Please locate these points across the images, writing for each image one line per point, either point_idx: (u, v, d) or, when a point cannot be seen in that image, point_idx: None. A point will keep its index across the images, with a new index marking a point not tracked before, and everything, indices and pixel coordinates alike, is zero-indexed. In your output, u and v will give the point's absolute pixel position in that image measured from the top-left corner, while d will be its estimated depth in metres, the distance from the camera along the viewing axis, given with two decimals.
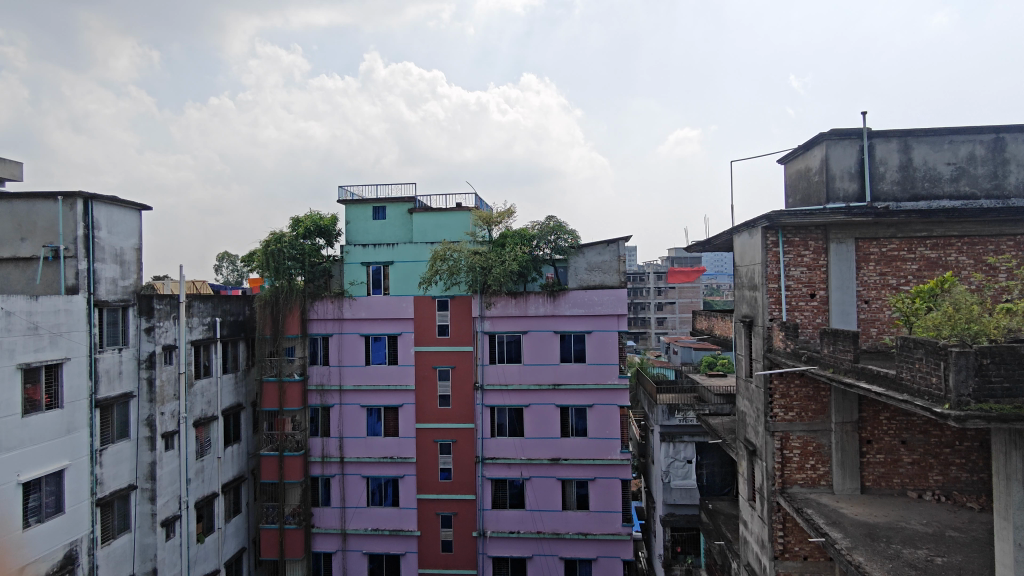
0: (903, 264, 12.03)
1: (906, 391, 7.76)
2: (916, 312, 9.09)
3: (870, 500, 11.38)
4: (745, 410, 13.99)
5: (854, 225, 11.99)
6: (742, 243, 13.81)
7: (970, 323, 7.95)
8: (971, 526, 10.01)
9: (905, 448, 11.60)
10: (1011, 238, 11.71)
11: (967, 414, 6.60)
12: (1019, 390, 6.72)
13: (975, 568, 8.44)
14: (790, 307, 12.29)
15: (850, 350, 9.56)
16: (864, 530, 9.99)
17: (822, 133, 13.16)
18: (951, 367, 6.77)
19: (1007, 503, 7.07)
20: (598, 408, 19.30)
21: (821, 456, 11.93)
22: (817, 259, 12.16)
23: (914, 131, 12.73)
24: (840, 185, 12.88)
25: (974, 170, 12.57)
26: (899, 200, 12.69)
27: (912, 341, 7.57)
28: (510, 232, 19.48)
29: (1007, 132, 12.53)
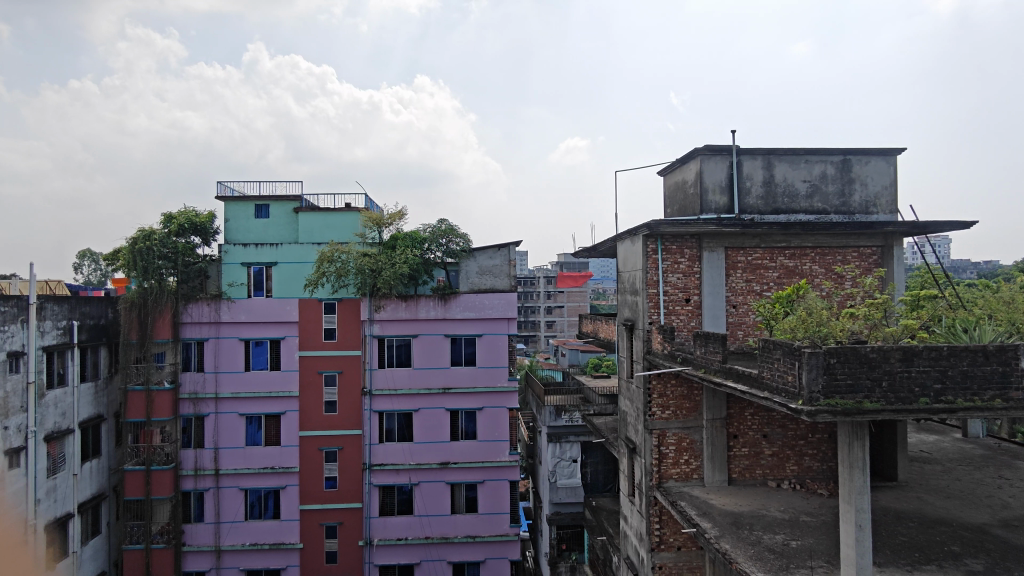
0: (766, 272, 13.10)
1: (767, 389, 8.44)
2: (776, 316, 9.96)
3: (736, 491, 12.24)
4: (625, 409, 14.63)
5: (724, 235, 12.87)
6: (625, 250, 14.42)
7: (820, 326, 8.76)
8: (821, 511, 11.03)
9: (766, 442, 12.61)
10: (854, 249, 13.16)
11: (817, 409, 7.29)
12: (860, 386, 7.49)
13: (824, 549, 9.30)
14: (667, 311, 12.98)
15: (720, 352, 10.25)
16: (730, 519, 10.73)
17: (696, 148, 13.95)
18: (804, 366, 7.42)
19: (850, 489, 7.82)
20: (488, 411, 19.47)
21: (693, 451, 12.70)
22: (691, 265, 12.97)
23: (776, 150, 13.85)
24: (712, 198, 13.72)
25: (825, 188, 13.90)
26: (763, 213, 13.78)
27: (771, 343, 8.23)
28: (401, 234, 19.31)
29: (852, 154, 13.97)
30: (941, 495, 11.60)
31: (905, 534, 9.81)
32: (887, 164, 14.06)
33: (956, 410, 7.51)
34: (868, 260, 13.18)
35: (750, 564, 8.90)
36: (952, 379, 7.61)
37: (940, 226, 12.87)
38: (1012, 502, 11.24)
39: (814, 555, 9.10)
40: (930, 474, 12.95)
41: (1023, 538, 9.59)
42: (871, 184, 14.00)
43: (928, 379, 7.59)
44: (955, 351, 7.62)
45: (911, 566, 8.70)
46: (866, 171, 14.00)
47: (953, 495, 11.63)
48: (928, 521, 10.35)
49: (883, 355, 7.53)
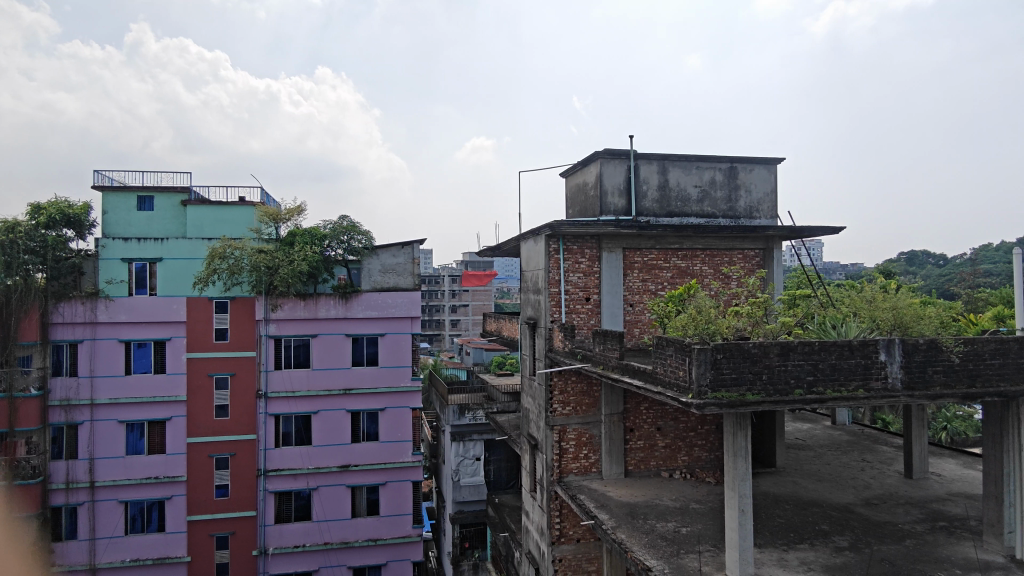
0: (660, 272, 13.72)
1: (660, 384, 8.83)
2: (669, 314, 10.44)
3: (631, 482, 12.74)
4: (528, 406, 14.86)
5: (622, 236, 13.33)
6: (528, 250, 14.64)
7: (708, 323, 9.24)
8: (708, 497, 11.71)
9: (660, 434, 13.21)
10: (739, 251, 14.06)
11: (705, 402, 7.70)
12: (743, 379, 8.00)
13: (710, 534, 9.87)
14: (568, 309, 13.29)
15: (617, 349, 10.61)
16: (626, 509, 11.14)
17: (596, 151, 14.30)
18: (694, 362, 7.83)
19: (733, 475, 8.31)
20: (391, 412, 19.18)
21: (592, 445, 13.09)
22: (591, 266, 13.36)
23: (670, 156, 14.49)
24: (611, 200, 14.14)
25: (714, 193, 14.72)
26: (657, 216, 14.40)
27: (664, 340, 8.64)
28: (300, 230, 18.64)
29: (738, 162, 14.89)
30: (814, 478, 12.63)
31: (782, 516, 10.58)
32: (768, 172, 15.10)
33: (825, 399, 8.17)
34: (751, 261, 14.13)
35: (644, 552, 9.28)
36: (822, 371, 8.28)
37: (813, 231, 13.98)
38: (873, 482, 12.40)
39: (702, 540, 9.64)
40: (804, 459, 14.06)
41: (881, 515, 10.61)
42: (754, 191, 14.98)
43: (802, 372, 8.20)
44: (825, 346, 8.29)
45: (787, 545, 9.38)
46: (750, 179, 14.97)
47: (824, 478, 12.67)
48: (802, 502, 11.23)
49: (763, 350, 8.08)
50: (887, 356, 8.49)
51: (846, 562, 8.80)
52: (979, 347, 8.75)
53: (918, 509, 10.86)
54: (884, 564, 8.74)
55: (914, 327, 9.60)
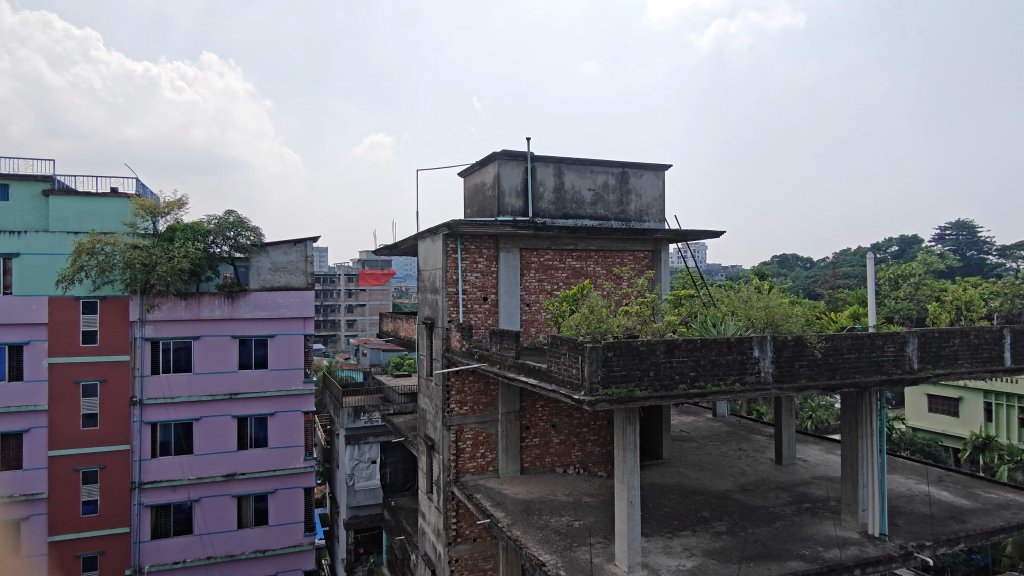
0: (556, 272, 14.04)
1: (554, 381, 9.04)
2: (563, 314, 10.67)
3: (527, 479, 12.94)
4: (425, 407, 14.72)
5: (519, 237, 13.51)
6: (426, 249, 14.48)
7: (600, 322, 9.49)
8: (599, 491, 12.12)
9: (554, 430, 13.52)
10: (630, 253, 14.66)
11: (596, 398, 7.95)
12: (632, 376, 8.32)
13: (601, 526, 10.21)
14: (466, 309, 13.30)
15: (513, 348, 10.73)
16: (521, 506, 11.30)
17: (494, 152, 14.39)
18: (586, 360, 8.05)
19: (623, 468, 8.61)
20: (281, 416, 18.42)
21: (489, 444, 13.18)
22: (489, 266, 13.44)
23: (565, 159, 14.84)
24: (508, 201, 14.27)
25: (607, 196, 15.24)
26: (554, 217, 14.69)
27: (558, 339, 8.83)
28: (180, 225, 17.45)
29: (629, 167, 15.52)
30: (696, 468, 13.37)
31: (668, 505, 11.11)
32: (657, 178, 15.86)
33: (706, 393, 8.66)
34: (640, 263, 14.77)
35: (538, 548, 9.45)
36: (704, 367, 8.78)
37: (697, 235, 14.82)
38: (748, 470, 13.30)
39: (593, 532, 9.95)
40: (688, 451, 14.84)
41: (755, 499, 11.40)
42: (644, 195, 15.67)
43: (685, 368, 8.66)
44: (706, 343, 8.80)
45: (671, 533, 9.87)
46: (641, 184, 15.64)
47: (705, 467, 13.44)
48: (685, 491, 11.85)
49: (650, 348, 8.44)
50: (761, 352, 9.13)
51: (724, 545, 9.38)
52: (838, 342, 9.61)
53: (787, 493, 11.76)
54: (758, 545, 9.39)
55: (784, 325, 10.38)
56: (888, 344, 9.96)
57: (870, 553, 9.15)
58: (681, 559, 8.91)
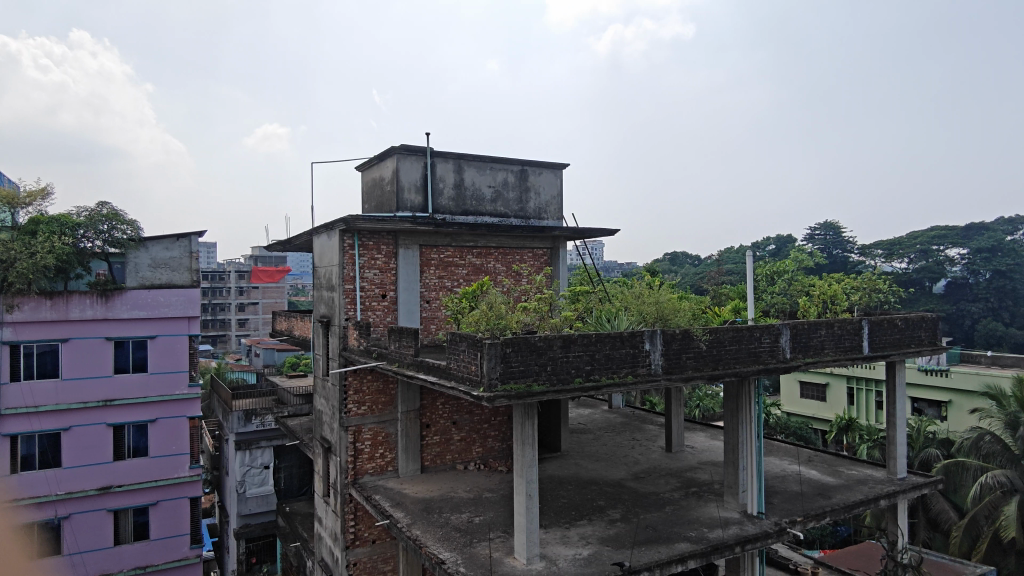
0: (456, 269, 14.00)
1: (453, 379, 9.03)
2: (462, 311, 10.64)
3: (427, 478, 12.83)
4: (321, 408, 14.25)
5: (418, 233, 13.36)
6: (322, 245, 14.00)
7: (500, 319, 9.53)
8: (499, 486, 12.24)
9: (455, 427, 13.50)
10: (529, 250, 14.89)
11: (495, 394, 7.99)
12: (530, 371, 8.44)
13: (501, 521, 10.30)
14: (363, 307, 12.98)
15: (412, 346, 10.61)
16: (421, 505, 11.20)
17: (392, 146, 14.11)
18: (485, 356, 8.08)
19: (521, 463, 8.71)
20: (163, 423, 17.31)
21: (388, 444, 12.96)
22: (388, 262, 13.19)
23: (465, 156, 14.81)
24: (408, 196, 14.04)
25: (507, 194, 15.37)
26: (453, 214, 14.61)
27: (457, 336, 8.82)
28: (44, 217, 15.90)
29: (528, 166, 15.73)
30: (593, 459, 13.80)
31: (565, 496, 11.38)
32: (555, 177, 16.19)
33: (600, 386, 8.95)
34: (539, 259, 15.05)
35: (438, 546, 9.40)
36: (598, 361, 9.05)
37: (593, 233, 15.27)
38: (641, 458, 13.88)
39: (493, 527, 10.02)
40: (585, 442, 15.29)
41: (647, 486, 11.92)
42: (542, 193, 15.94)
43: (581, 362, 8.88)
44: (601, 338, 9.08)
45: (568, 523, 10.12)
46: (539, 182, 15.90)
47: (600, 457, 13.89)
48: (582, 482, 12.20)
49: (547, 343, 8.60)
50: (651, 345, 9.54)
51: (618, 532, 9.74)
52: (721, 335, 10.21)
53: (676, 479, 12.38)
54: (649, 530, 9.84)
55: (673, 319, 10.89)
56: (764, 336, 10.71)
57: (750, 531, 9.81)
58: (578, 548, 9.17)
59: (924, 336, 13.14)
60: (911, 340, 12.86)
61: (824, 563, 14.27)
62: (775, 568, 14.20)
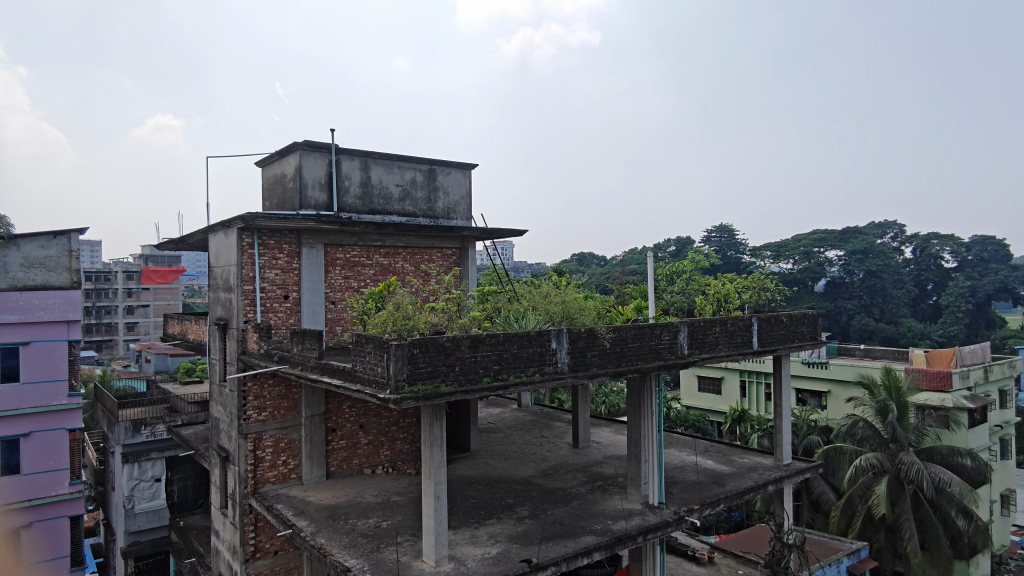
0: (362, 269, 13.70)
1: (359, 381, 8.82)
2: (369, 312, 10.43)
3: (333, 484, 12.48)
4: (217, 415, 13.55)
5: (323, 232, 12.97)
6: (218, 244, 13.31)
7: (406, 320, 9.39)
8: (407, 489, 12.09)
9: (362, 431, 13.22)
10: (438, 250, 14.81)
11: (402, 396, 7.86)
12: (437, 372, 8.39)
13: (409, 524, 10.18)
14: (264, 308, 12.46)
15: (316, 348, 10.30)
16: (326, 512, 10.87)
17: (295, 142, 13.60)
18: (392, 357, 7.94)
19: (429, 464, 8.64)
20: (38, 437, 15.88)
21: (291, 451, 12.48)
22: (290, 262, 12.71)
23: (371, 153, 14.50)
24: (311, 193, 13.59)
25: (415, 193, 15.19)
26: (360, 212, 14.28)
27: (363, 337, 8.63)
28: None
29: (436, 165, 15.62)
30: (502, 457, 13.90)
31: (475, 496, 11.40)
32: (464, 177, 16.17)
33: (508, 385, 9.02)
34: (448, 260, 15.00)
35: (344, 553, 9.16)
36: (506, 360, 9.12)
37: (502, 233, 15.37)
38: (549, 455, 14.11)
39: (401, 531, 9.88)
40: (494, 441, 15.37)
41: (554, 482, 12.15)
42: (451, 193, 15.88)
43: (489, 362, 8.92)
44: (508, 337, 9.15)
45: (477, 523, 10.13)
46: (448, 181, 15.83)
47: (509, 456, 14.03)
48: (491, 481, 12.26)
49: (455, 343, 8.58)
50: (557, 344, 9.71)
51: (526, 529, 9.86)
52: (623, 333, 10.56)
53: (582, 474, 12.68)
54: (557, 525, 10.01)
55: (578, 318, 11.14)
56: (664, 334, 11.16)
57: (651, 521, 10.19)
58: (487, 547, 9.20)
59: (806, 331, 14.16)
60: (795, 335, 13.80)
61: (719, 547, 15.06)
62: (675, 554, 14.84)
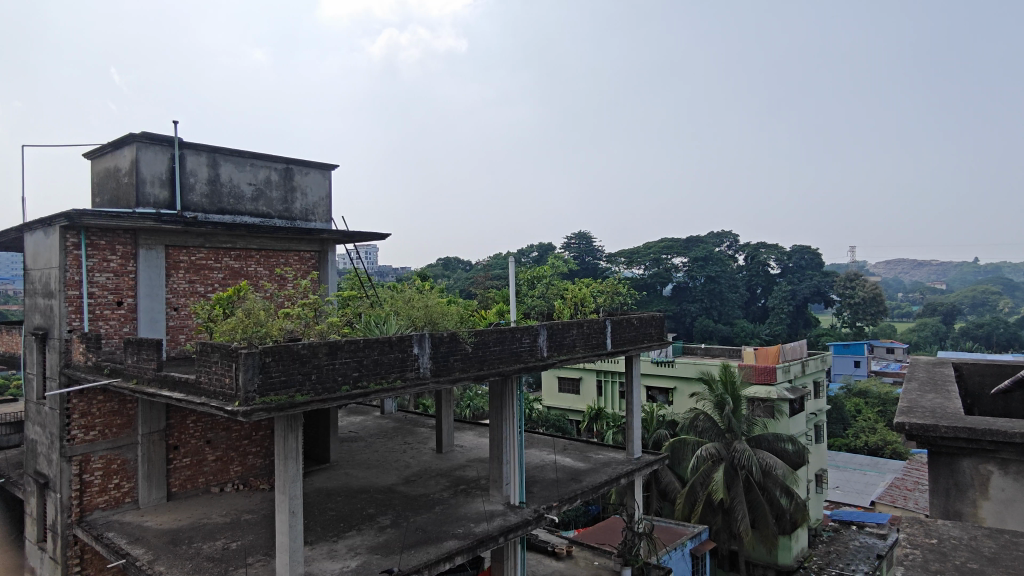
0: (210, 273, 12.76)
1: (204, 394, 8.21)
2: (216, 318, 9.76)
3: (175, 506, 11.49)
4: (35, 437, 12.01)
5: (164, 232, 11.93)
6: (35, 243, 11.81)
7: (258, 326, 8.85)
8: (260, 506, 11.42)
9: (209, 447, 12.32)
10: (295, 253, 14.17)
11: (252, 408, 7.40)
12: (292, 381, 8.01)
13: (261, 543, 9.62)
14: (92, 316, 11.24)
15: (154, 359, 9.46)
16: (167, 537, 9.99)
17: (130, 133, 12.40)
18: (240, 367, 7.47)
19: (283, 478, 8.23)
20: None
21: (125, 472, 11.32)
22: (124, 264, 11.54)
23: (221, 149, 13.57)
24: (150, 190, 12.45)
25: (270, 193, 14.43)
26: (207, 212, 13.31)
27: (209, 346, 8.04)
28: None
29: (294, 164, 14.92)
30: (363, 467, 13.55)
31: (333, 508, 11.00)
32: (323, 177, 15.58)
33: (368, 393, 8.79)
34: (306, 263, 14.40)
35: None
36: (366, 367, 8.91)
37: (363, 237, 14.99)
38: (413, 461, 13.96)
39: (251, 551, 9.31)
40: (356, 450, 14.93)
41: (417, 489, 12.02)
42: (309, 194, 15.25)
43: (348, 369, 8.66)
44: (368, 343, 8.93)
45: (336, 536, 9.78)
46: (306, 182, 15.18)
47: (371, 464, 13.70)
48: (351, 491, 11.90)
49: (311, 351, 8.23)
50: (419, 349, 9.63)
51: (387, 539, 9.66)
52: (485, 337, 10.70)
53: (446, 478, 12.68)
54: (419, 532, 9.93)
55: (441, 322, 11.12)
56: (524, 337, 11.45)
57: (512, 521, 10.39)
58: (345, 561, 8.91)
59: (654, 332, 15.14)
60: (644, 336, 14.72)
61: (577, 541, 15.67)
62: (536, 551, 15.25)
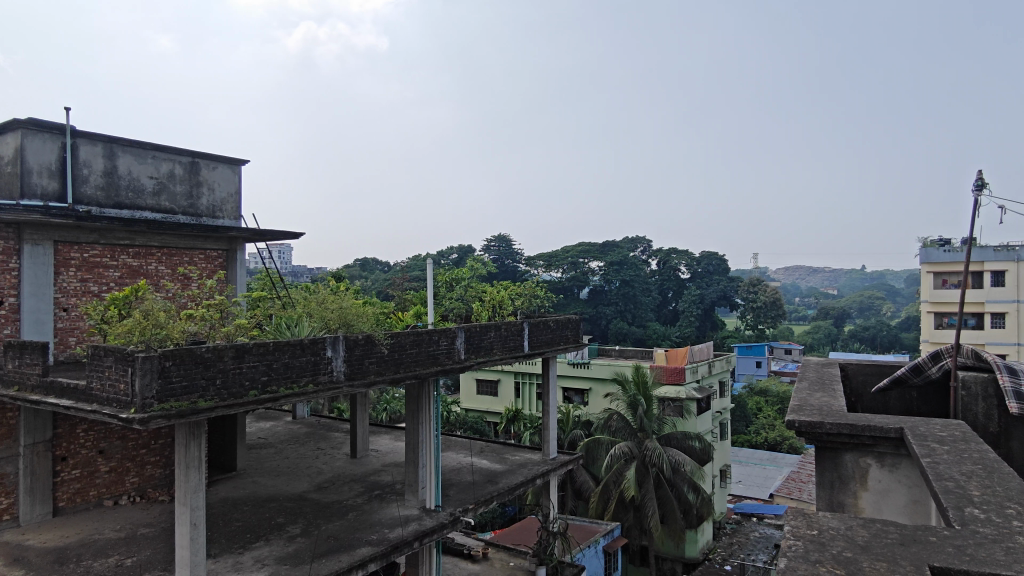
0: (105, 271, 11.93)
1: (96, 401, 7.66)
2: (110, 320, 9.13)
3: (62, 522, 10.66)
4: None
5: (52, 227, 11.06)
6: None
7: (158, 328, 8.33)
8: (159, 519, 10.78)
9: (102, 457, 11.53)
10: (200, 251, 13.49)
11: (150, 415, 6.98)
12: (194, 386, 7.60)
13: (159, 558, 9.09)
14: None
15: (39, 364, 8.74)
16: (52, 556, 9.24)
17: (14, 118, 11.40)
18: (137, 372, 7.03)
19: (185, 489, 7.81)
20: None
21: (4, 488, 10.33)
22: (5, 261, 10.59)
23: (118, 139, 12.72)
24: (36, 180, 11.50)
25: (173, 187, 13.68)
26: (102, 206, 12.45)
27: (102, 349, 7.50)
28: None
29: (200, 158, 14.20)
30: (272, 474, 13.05)
31: (239, 519, 10.53)
32: (231, 172, 14.90)
33: (277, 398, 8.48)
34: (212, 262, 13.74)
35: None
36: (276, 371, 8.59)
37: (275, 236, 14.46)
38: (325, 468, 13.58)
39: (149, 567, 8.78)
40: (265, 457, 14.36)
41: (329, 496, 11.69)
42: (217, 189, 14.54)
43: (256, 373, 8.32)
44: (278, 346, 8.62)
45: (242, 548, 9.37)
46: (213, 176, 14.47)
47: (281, 472, 13.22)
48: (259, 501, 11.42)
49: (216, 354, 7.84)
50: (332, 352, 9.38)
51: (297, 548, 9.35)
52: (401, 338, 10.54)
53: (359, 484, 12.40)
54: (331, 540, 9.65)
55: (356, 324, 10.86)
56: (441, 339, 11.38)
57: (427, 525, 10.29)
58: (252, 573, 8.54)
59: (570, 334, 15.42)
60: (561, 338, 14.97)
61: (493, 543, 15.73)
62: (452, 554, 15.18)
